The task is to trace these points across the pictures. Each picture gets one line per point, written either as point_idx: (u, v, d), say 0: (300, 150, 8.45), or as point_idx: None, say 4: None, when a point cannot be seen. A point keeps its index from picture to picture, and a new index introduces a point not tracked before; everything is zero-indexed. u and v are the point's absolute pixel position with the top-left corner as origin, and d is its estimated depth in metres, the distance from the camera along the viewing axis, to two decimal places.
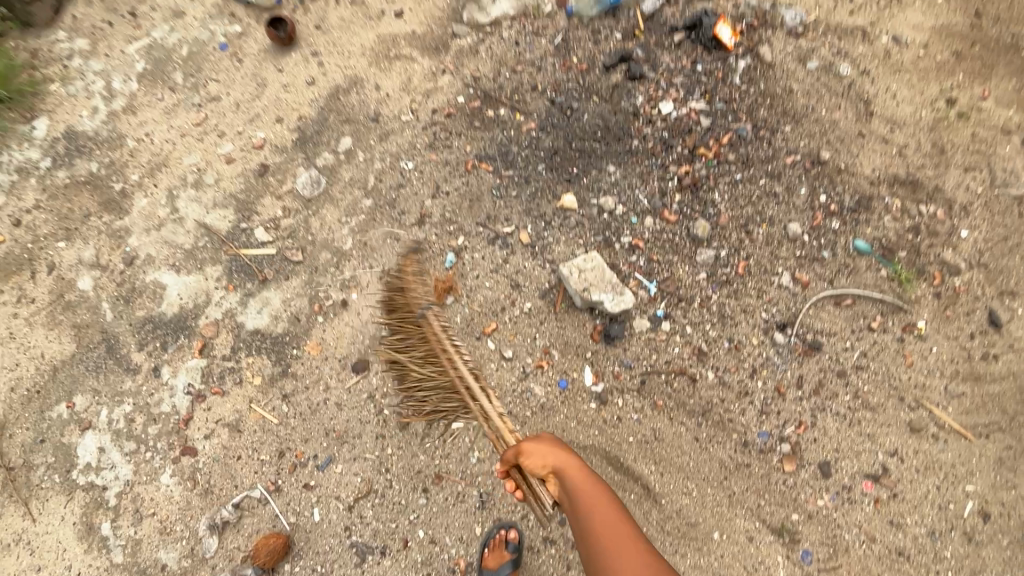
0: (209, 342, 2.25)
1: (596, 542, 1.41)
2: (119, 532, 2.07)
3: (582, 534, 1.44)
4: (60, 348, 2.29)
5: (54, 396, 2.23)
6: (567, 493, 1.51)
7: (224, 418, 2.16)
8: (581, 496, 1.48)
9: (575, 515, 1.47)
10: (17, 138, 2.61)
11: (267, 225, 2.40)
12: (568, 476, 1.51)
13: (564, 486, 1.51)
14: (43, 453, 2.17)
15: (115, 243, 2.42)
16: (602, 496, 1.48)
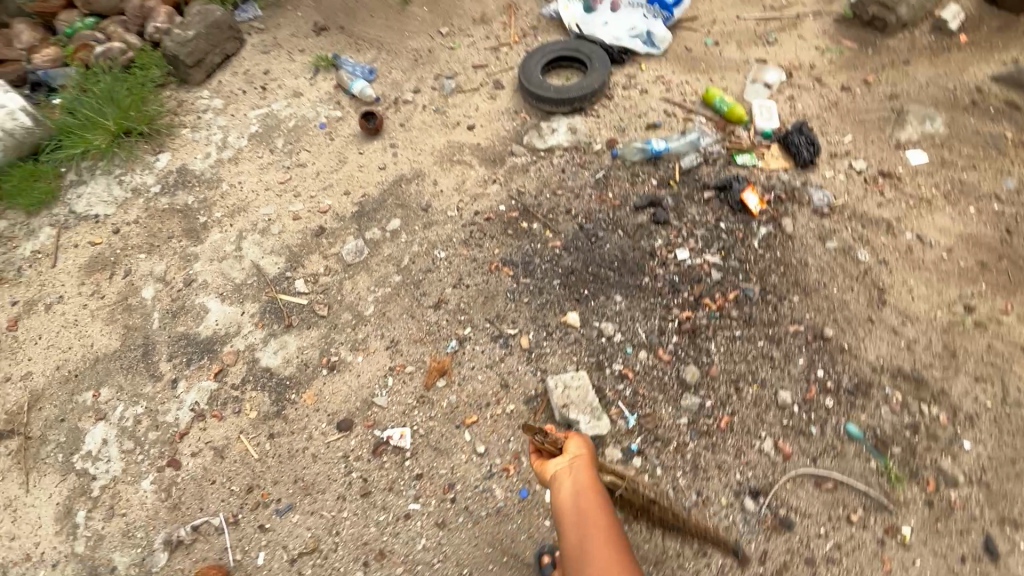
0: (225, 368, 2.50)
1: (585, 527, 1.49)
2: (88, 524, 2.22)
3: (571, 516, 1.53)
4: (107, 342, 2.62)
5: (87, 383, 2.53)
6: (573, 472, 1.66)
7: (214, 441, 2.34)
8: (584, 487, 1.60)
9: (573, 496, 1.58)
10: (142, 165, 3.19)
11: (307, 278, 2.73)
12: (583, 468, 1.67)
13: (575, 473, 1.65)
14: (58, 431, 2.43)
15: (183, 264, 2.82)
16: (603, 497, 1.58)
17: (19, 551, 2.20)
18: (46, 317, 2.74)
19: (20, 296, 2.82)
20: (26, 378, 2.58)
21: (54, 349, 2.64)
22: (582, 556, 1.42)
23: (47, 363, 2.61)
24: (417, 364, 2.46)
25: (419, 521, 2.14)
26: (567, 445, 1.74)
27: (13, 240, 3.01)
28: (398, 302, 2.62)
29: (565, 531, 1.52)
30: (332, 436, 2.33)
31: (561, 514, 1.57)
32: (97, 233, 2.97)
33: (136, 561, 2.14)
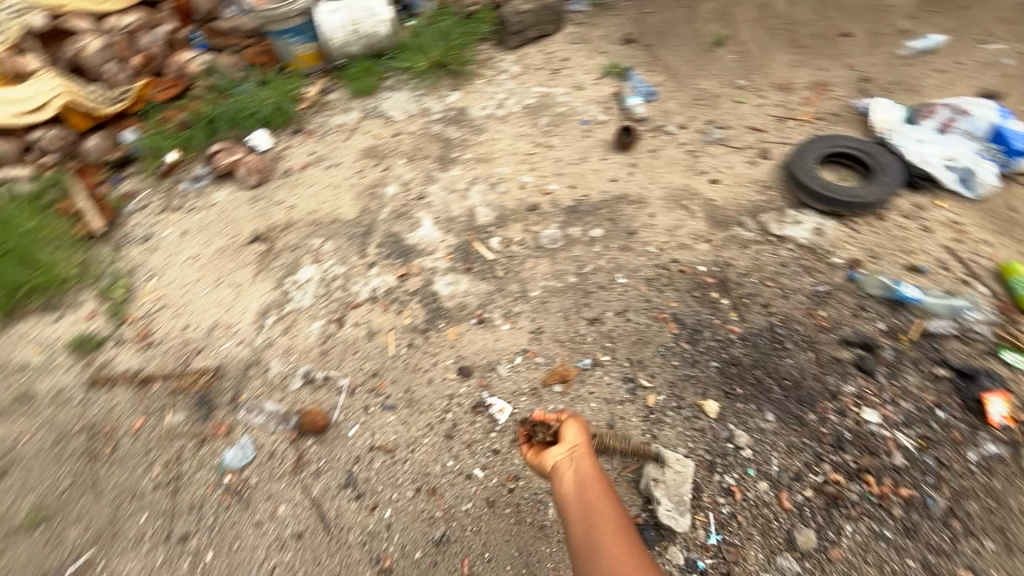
0: (408, 275, 2.94)
1: (588, 509, 1.45)
2: (270, 329, 2.86)
3: (574, 498, 1.50)
4: (348, 212, 3.28)
5: (321, 232, 3.21)
6: (574, 462, 1.64)
7: (371, 324, 2.80)
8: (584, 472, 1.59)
9: (574, 483, 1.55)
10: (438, 95, 3.84)
11: (502, 240, 3.03)
12: (582, 456, 1.66)
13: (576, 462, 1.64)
14: (288, 255, 3.14)
15: (423, 182, 3.35)
16: (602, 478, 1.56)
17: (226, 319, 2.93)
18: (323, 174, 3.52)
19: (316, 150, 3.67)
20: (290, 208, 3.37)
21: (316, 198, 3.39)
22: (593, 531, 1.37)
23: (306, 205, 3.37)
24: (546, 359, 2.58)
25: (475, 486, 2.29)
26: (565, 435, 1.76)
27: (333, 110, 3.90)
28: (561, 300, 2.76)
29: (568, 513, 1.48)
30: (450, 374, 2.59)
31: (562, 499, 1.53)
32: (383, 131, 3.69)
33: (281, 374, 2.70)
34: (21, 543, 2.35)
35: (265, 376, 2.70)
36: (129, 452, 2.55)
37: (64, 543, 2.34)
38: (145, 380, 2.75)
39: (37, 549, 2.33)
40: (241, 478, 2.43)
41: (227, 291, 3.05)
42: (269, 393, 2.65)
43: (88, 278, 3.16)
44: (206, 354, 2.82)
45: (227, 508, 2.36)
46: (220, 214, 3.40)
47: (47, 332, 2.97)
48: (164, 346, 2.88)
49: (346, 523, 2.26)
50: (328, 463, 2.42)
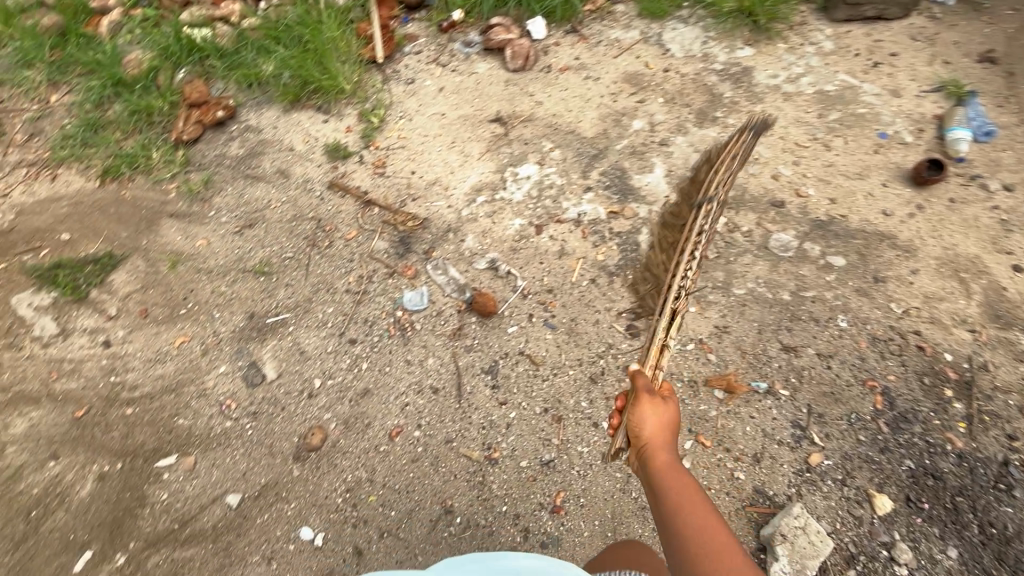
0: (619, 215, 2.87)
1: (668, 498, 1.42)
2: (478, 206, 3.02)
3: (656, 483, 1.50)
4: (587, 129, 3.23)
5: (555, 138, 3.22)
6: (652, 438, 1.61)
7: (566, 244, 2.82)
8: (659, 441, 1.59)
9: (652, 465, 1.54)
10: (728, 45, 3.47)
11: (728, 222, 2.77)
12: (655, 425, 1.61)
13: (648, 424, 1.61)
14: (518, 146, 3.22)
15: (673, 130, 3.14)
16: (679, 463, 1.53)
17: (446, 180, 3.15)
18: (579, 82, 3.46)
19: (582, 56, 3.59)
20: (536, 103, 3.40)
21: (563, 103, 3.37)
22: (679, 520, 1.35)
23: (552, 106, 3.37)
24: (719, 361, 2.42)
25: (598, 437, 2.31)
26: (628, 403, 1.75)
27: (613, 22, 3.73)
28: (763, 312, 2.51)
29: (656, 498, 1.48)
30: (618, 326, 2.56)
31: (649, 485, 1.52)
32: (654, 62, 3.47)
33: (471, 249, 2.87)
34: (248, 282, 2.95)
35: (459, 244, 2.90)
36: (337, 254, 2.97)
37: (274, 298, 2.88)
38: (368, 202, 3.13)
39: (256, 292, 2.91)
40: (409, 319, 2.72)
41: (455, 155, 3.24)
42: (456, 260, 2.85)
43: (356, 96, 3.56)
44: (420, 202, 3.09)
45: (390, 337, 2.68)
46: (475, 84, 3.55)
47: (314, 129, 3.46)
48: (391, 180, 3.20)
49: (476, 402, 2.45)
50: (481, 346, 2.60)
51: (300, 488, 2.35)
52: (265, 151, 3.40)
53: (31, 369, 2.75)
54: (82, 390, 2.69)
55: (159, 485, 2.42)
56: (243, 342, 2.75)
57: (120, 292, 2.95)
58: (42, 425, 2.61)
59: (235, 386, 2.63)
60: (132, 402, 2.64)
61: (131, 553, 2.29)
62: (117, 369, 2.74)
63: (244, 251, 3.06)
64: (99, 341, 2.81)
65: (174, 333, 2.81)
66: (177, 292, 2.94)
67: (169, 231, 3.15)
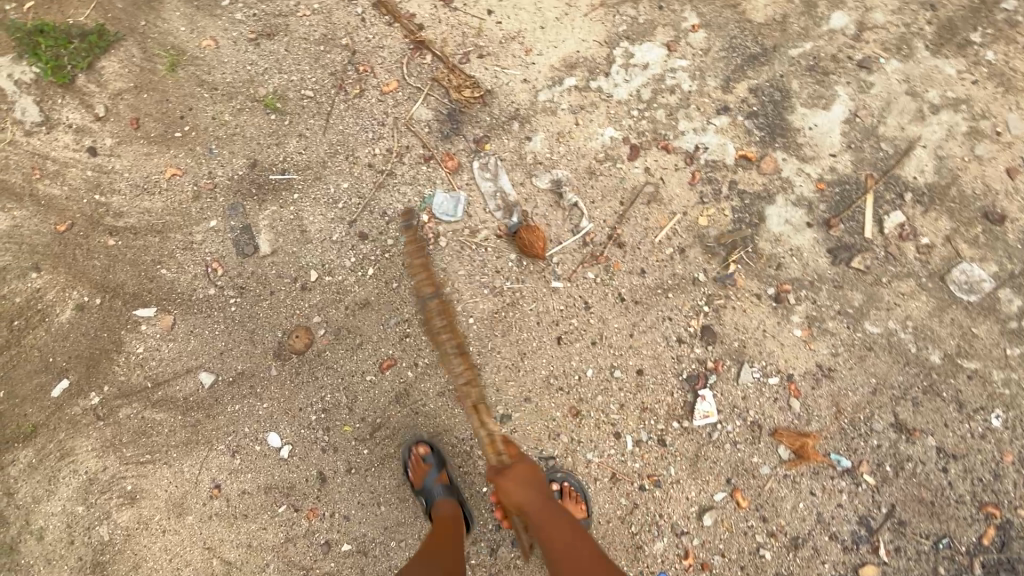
0: (751, 164, 2.00)
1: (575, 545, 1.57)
2: (563, 91, 2.17)
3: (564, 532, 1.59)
4: (757, 9, 2.13)
5: (704, 10, 2.15)
6: (533, 486, 1.64)
7: (663, 185, 2.04)
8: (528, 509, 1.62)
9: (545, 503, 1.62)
10: None
11: (906, 223, 1.91)
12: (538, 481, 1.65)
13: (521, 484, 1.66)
14: (646, 8, 2.19)
15: (889, 46, 2.02)
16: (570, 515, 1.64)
17: (530, 38, 2.22)
18: None
19: None
20: None
21: None
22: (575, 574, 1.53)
23: None
24: (802, 412, 1.86)
25: (614, 450, 1.91)
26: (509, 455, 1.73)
27: None
28: (890, 366, 1.84)
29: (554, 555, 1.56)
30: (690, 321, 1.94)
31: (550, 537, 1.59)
32: None
33: (537, 153, 2.14)
34: (256, 117, 2.34)
35: (522, 142, 2.15)
36: (367, 109, 2.27)
37: (282, 147, 2.30)
38: (420, 41, 2.28)
39: (264, 133, 2.32)
40: (435, 228, 2.14)
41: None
42: (513, 166, 2.14)
43: None
44: (487, 61, 2.23)
45: (408, 244, 2.15)
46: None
47: None
48: (455, 14, 2.28)
49: (486, 360, 2.02)
50: (512, 291, 2.05)
51: (275, 389, 2.11)
52: None
53: (14, 158, 2.39)
54: (65, 200, 2.36)
55: (136, 336, 2.22)
56: (240, 197, 2.27)
57: (110, 87, 2.41)
58: (25, 228, 2.35)
59: (224, 248, 2.23)
60: (116, 233, 2.31)
61: (104, 398, 2.19)
62: (102, 187, 2.35)
63: (258, 71, 2.38)
64: (85, 146, 2.38)
65: (166, 160, 2.34)
66: (174, 107, 2.38)
67: (173, 16, 2.45)
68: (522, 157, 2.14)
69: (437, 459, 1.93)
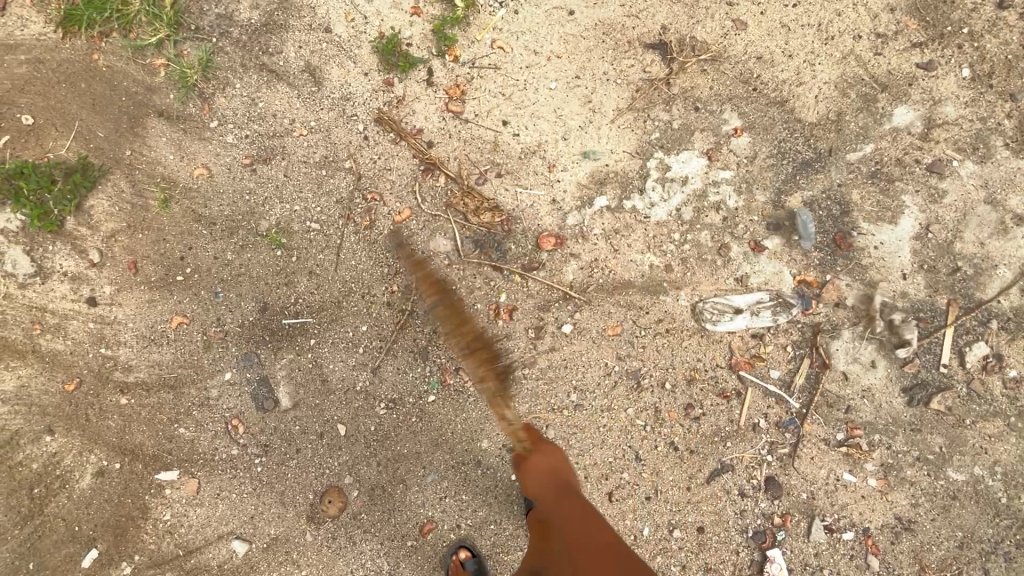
0: (811, 292, 1.81)
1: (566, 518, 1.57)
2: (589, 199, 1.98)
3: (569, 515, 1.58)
4: (807, 105, 1.89)
5: (747, 109, 1.92)
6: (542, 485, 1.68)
7: (712, 319, 1.85)
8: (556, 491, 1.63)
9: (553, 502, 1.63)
10: None
11: (991, 354, 1.74)
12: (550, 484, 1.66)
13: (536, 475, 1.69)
14: (681, 109, 1.96)
15: (962, 145, 1.80)
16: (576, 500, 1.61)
17: (552, 151, 2.02)
18: None
19: None
20: (734, 24, 1.95)
21: (782, 33, 1.92)
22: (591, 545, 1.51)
23: (758, 36, 1.93)
24: (881, 569, 1.74)
25: None
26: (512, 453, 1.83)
27: None
28: (978, 519, 1.71)
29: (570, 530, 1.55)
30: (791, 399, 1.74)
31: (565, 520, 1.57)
32: None
33: (571, 284, 1.95)
34: (260, 253, 2.16)
35: (554, 274, 1.97)
36: (380, 241, 2.09)
37: (292, 287, 2.13)
38: (432, 161, 2.08)
39: (271, 271, 2.15)
40: (467, 374, 1.99)
41: (574, 104, 2.02)
42: (546, 300, 1.96)
43: None
44: (506, 181, 2.03)
45: (444, 385, 2.00)
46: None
47: None
48: (468, 128, 2.08)
49: None
50: (556, 442, 1.91)
51: (312, 556, 2.02)
52: (287, 26, 2.23)
53: (10, 313, 2.24)
54: (70, 356, 2.22)
55: (161, 502, 2.11)
56: (254, 346, 2.12)
57: (102, 228, 2.24)
58: (32, 388, 2.23)
59: (243, 404, 2.10)
60: (127, 390, 2.18)
61: (137, 567, 2.12)
62: (107, 339, 2.21)
63: (258, 201, 2.19)
64: (84, 295, 2.23)
65: (170, 307, 2.18)
66: (173, 247, 2.21)
67: (159, 141, 2.26)
68: (555, 288, 1.96)
69: (477, 565, 1.93)
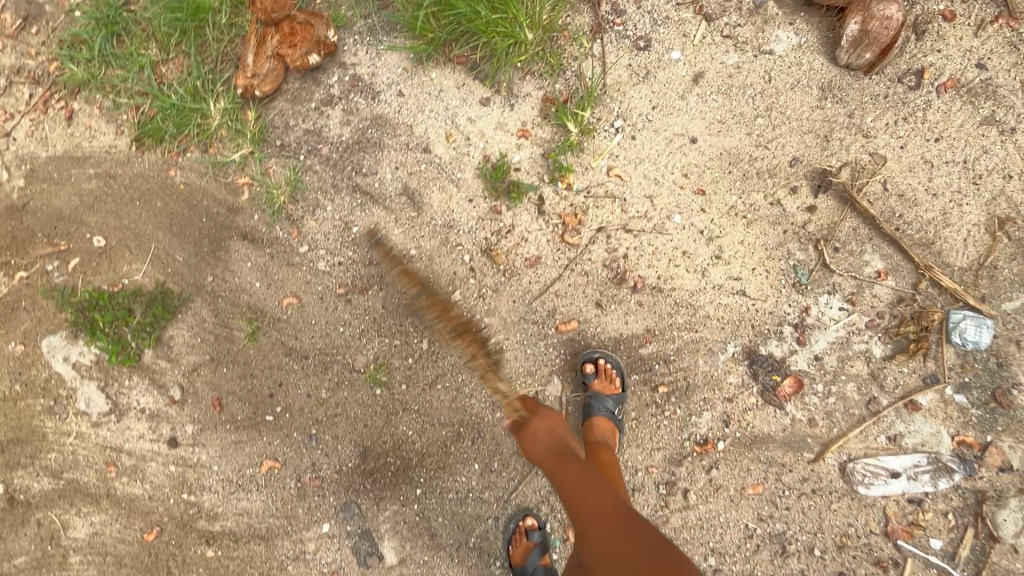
0: (973, 454, 1.69)
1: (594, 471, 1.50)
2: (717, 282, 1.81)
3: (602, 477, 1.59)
4: (956, 248, 1.79)
5: (889, 250, 1.82)
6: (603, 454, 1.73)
7: (864, 482, 1.73)
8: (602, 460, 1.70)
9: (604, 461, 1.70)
10: None
11: None
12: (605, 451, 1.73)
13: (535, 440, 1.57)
14: (820, 248, 1.85)
15: None
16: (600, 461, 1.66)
17: (679, 289, 1.89)
18: (970, 126, 1.82)
19: (994, 58, 1.83)
20: (872, 158, 1.86)
21: (924, 170, 1.83)
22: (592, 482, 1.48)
23: (899, 171, 1.84)
24: None
25: None
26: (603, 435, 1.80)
27: None
28: None
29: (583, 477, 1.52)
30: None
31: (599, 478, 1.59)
32: None
33: (704, 437, 1.83)
34: (358, 392, 2.02)
35: (684, 424, 1.84)
36: None
37: (395, 429, 1.99)
38: (546, 297, 1.95)
39: (370, 412, 2.01)
40: None
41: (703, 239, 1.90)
42: (677, 454, 1.84)
43: (543, 62, 2.03)
44: (629, 319, 1.91)
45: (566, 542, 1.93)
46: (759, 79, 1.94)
47: (465, 115, 2.07)
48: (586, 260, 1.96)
49: None
50: None
51: None
52: (383, 144, 2.12)
53: (83, 453, 2.09)
54: (149, 501, 2.06)
55: None
56: (353, 494, 1.98)
57: (183, 362, 2.09)
58: (106, 537, 2.06)
59: (343, 558, 1.96)
60: (213, 540, 2.03)
61: None
62: (189, 483, 2.05)
63: (354, 334, 2.05)
64: (164, 435, 2.07)
65: (259, 449, 2.03)
66: (260, 383, 2.06)
67: (243, 266, 2.12)
68: (687, 441, 1.84)
69: None
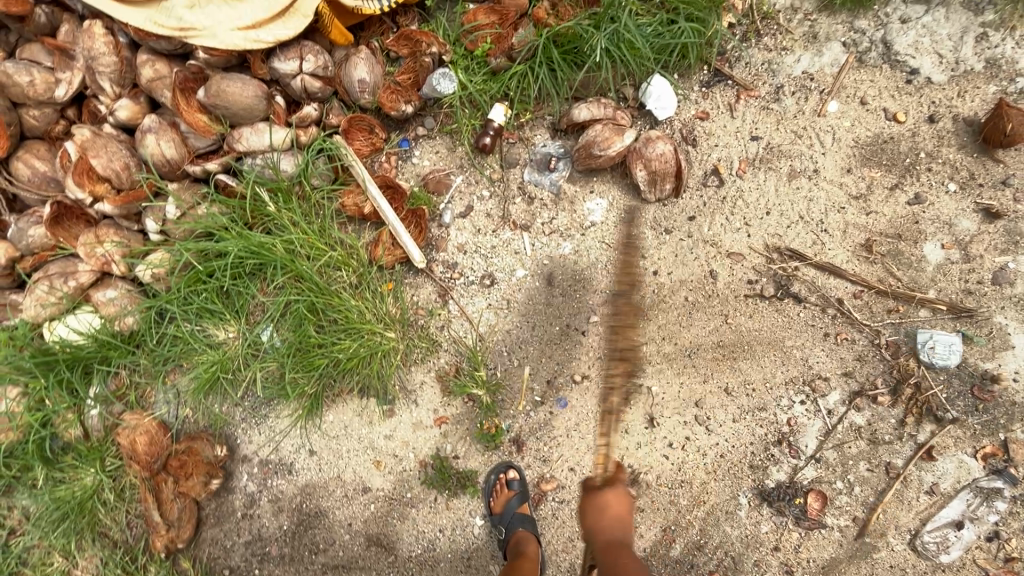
0: (1006, 462, 1.69)
1: (614, 549, 1.44)
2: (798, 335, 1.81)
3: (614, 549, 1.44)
4: (851, 291, 1.86)
5: (802, 325, 1.86)
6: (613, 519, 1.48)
7: (943, 549, 1.69)
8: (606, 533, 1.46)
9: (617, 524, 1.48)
10: None
11: None
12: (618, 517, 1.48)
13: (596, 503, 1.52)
14: (751, 360, 1.87)
15: (1004, 245, 1.80)
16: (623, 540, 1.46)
17: (662, 472, 1.85)
18: (783, 187, 1.95)
19: (760, 126, 2.00)
20: (731, 258, 1.94)
21: (778, 242, 1.92)
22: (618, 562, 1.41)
23: (760, 256, 1.93)
24: None
25: None
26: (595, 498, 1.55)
27: (778, 28, 2.02)
28: None
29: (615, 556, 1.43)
30: None
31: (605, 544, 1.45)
32: (898, 105, 1.92)
33: None
34: None
35: None
36: None
37: None
38: (557, 556, 1.90)
39: None
40: None
41: (724, 357, 1.88)
42: None
43: (417, 348, 2.04)
44: (640, 530, 1.84)
45: None
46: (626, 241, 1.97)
47: (380, 436, 2.02)
48: (668, 421, 1.87)
49: None
50: None
51: None
52: (324, 509, 2.03)
53: None
54: None
55: None
56: None
57: None
58: None
59: None
60: None
61: None
62: None
63: None
64: None
65: None
66: None
67: None
68: None
69: None
